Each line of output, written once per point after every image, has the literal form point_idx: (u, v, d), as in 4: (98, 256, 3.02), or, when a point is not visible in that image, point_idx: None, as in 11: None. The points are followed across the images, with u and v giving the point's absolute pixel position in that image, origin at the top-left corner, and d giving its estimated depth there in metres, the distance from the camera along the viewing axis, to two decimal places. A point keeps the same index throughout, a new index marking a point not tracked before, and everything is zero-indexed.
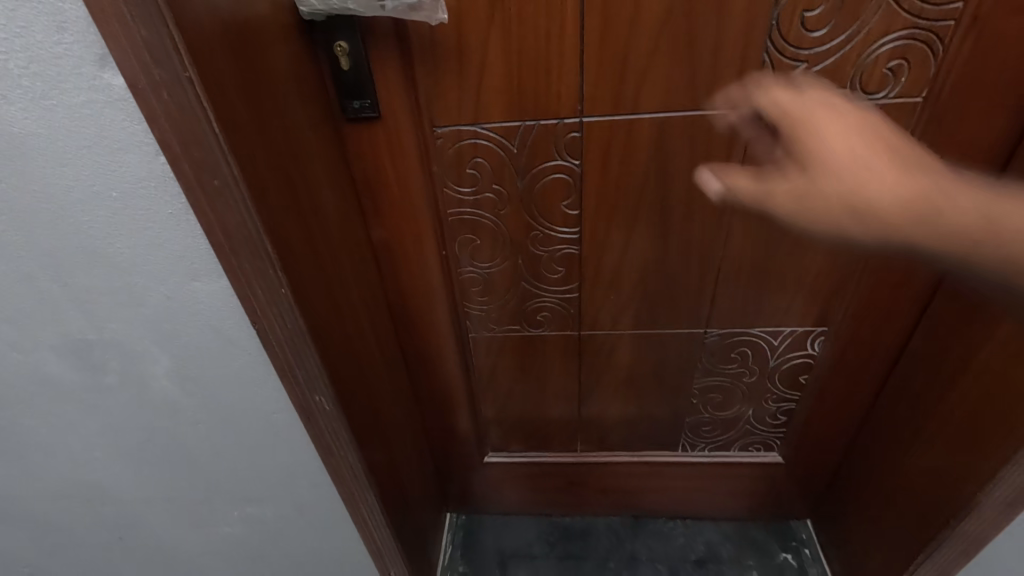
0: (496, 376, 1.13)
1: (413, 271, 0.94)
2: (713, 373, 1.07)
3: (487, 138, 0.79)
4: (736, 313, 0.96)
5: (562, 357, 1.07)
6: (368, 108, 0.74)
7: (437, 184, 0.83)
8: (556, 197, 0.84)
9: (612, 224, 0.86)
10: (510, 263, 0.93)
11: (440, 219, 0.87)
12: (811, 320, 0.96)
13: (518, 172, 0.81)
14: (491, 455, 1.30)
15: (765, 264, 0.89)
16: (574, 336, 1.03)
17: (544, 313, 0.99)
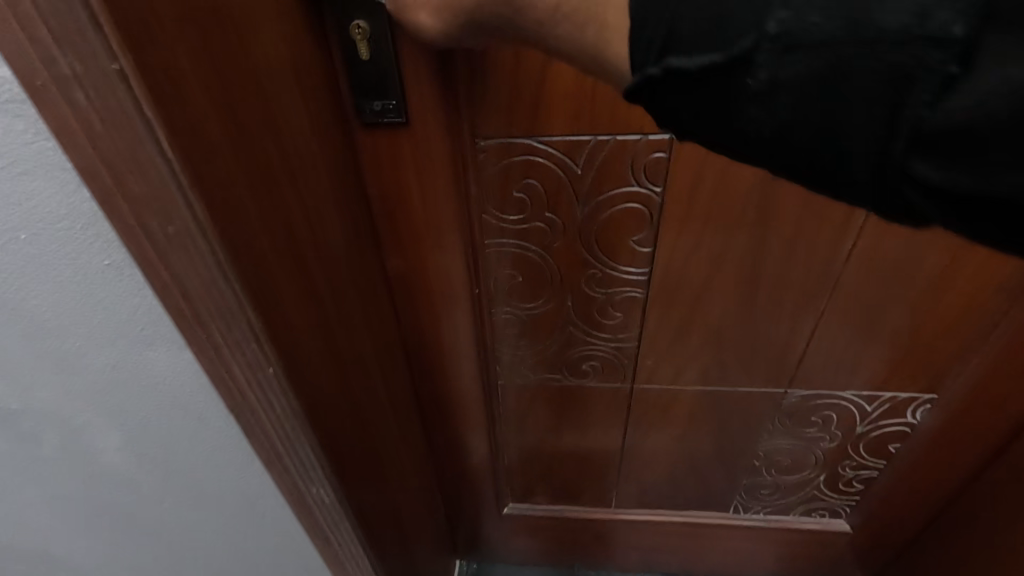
0: (526, 427, 0.96)
1: (437, 311, 0.75)
2: (785, 435, 0.90)
3: (544, 155, 0.61)
4: (828, 373, 0.79)
5: (606, 410, 0.91)
6: (392, 111, 0.56)
7: (474, 208, 0.65)
8: (625, 231, 0.66)
9: (691, 267, 0.69)
10: (557, 305, 0.75)
11: (476, 251, 0.69)
12: (918, 386, 0.79)
13: (580, 199, 0.64)
14: (510, 507, 1.13)
15: (875, 321, 0.72)
16: (623, 388, 0.86)
17: (593, 362, 0.82)
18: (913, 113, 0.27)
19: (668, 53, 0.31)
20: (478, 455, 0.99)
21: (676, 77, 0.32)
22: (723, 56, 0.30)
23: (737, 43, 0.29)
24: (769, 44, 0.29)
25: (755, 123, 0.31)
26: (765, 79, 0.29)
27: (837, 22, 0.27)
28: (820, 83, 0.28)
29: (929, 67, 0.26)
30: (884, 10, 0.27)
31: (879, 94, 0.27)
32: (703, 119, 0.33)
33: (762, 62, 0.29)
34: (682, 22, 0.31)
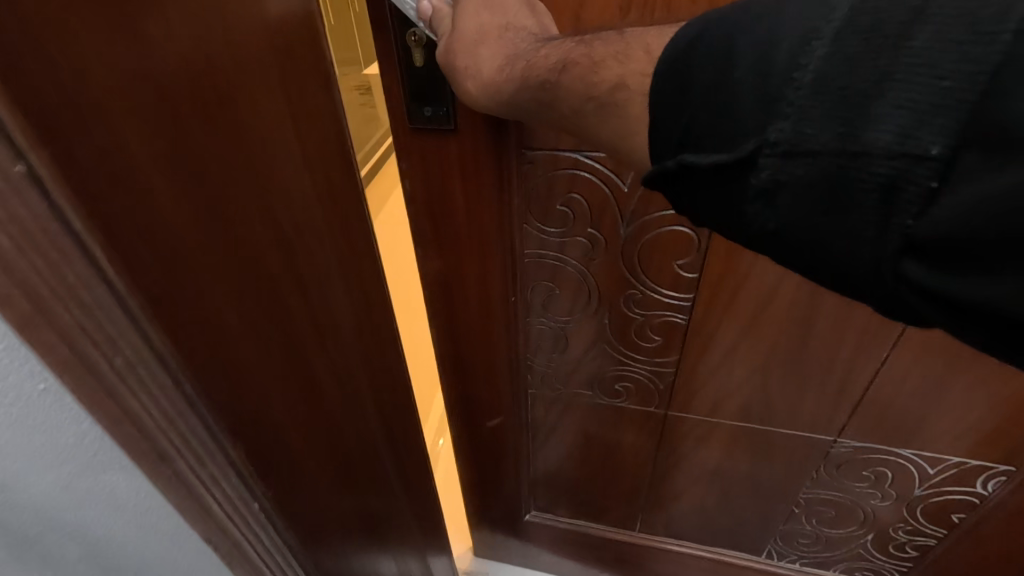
0: (553, 440, 0.95)
1: (472, 314, 0.76)
2: (830, 487, 0.84)
3: (589, 170, 0.59)
4: (884, 426, 0.73)
5: (637, 433, 0.88)
6: (442, 117, 0.57)
7: (516, 218, 0.65)
8: (668, 253, 0.63)
9: (738, 297, 0.65)
10: (593, 323, 0.73)
11: (514, 261, 0.68)
12: (991, 454, 0.71)
13: (624, 217, 0.62)
14: (531, 515, 1.12)
15: (943, 377, 0.66)
16: (655, 413, 0.83)
17: (624, 382, 0.80)
18: (899, 221, 0.29)
19: (689, 151, 0.37)
20: (504, 460, 0.98)
21: (693, 171, 0.37)
22: (733, 159, 0.34)
23: (744, 150, 0.34)
24: (770, 150, 0.33)
25: (760, 218, 0.35)
26: (767, 178, 0.33)
27: (828, 135, 0.31)
28: (813, 188, 0.32)
29: (914, 181, 0.29)
30: (874, 128, 0.29)
31: (869, 200, 0.30)
32: (716, 213, 0.37)
33: (765, 165, 0.33)
34: (693, 122, 0.36)
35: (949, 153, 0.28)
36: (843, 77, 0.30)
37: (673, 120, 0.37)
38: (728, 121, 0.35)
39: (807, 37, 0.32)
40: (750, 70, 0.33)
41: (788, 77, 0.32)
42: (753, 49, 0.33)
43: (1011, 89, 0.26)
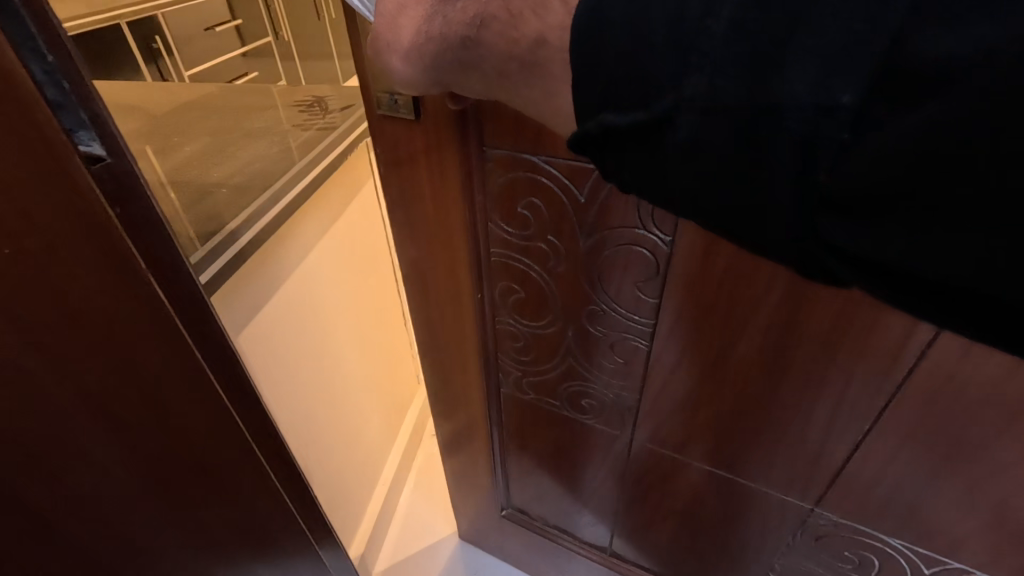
0: (525, 443, 0.94)
1: (441, 298, 0.76)
2: (808, 560, 0.75)
3: (547, 177, 0.57)
4: (869, 508, 0.63)
5: (604, 453, 0.84)
6: (405, 107, 0.57)
7: (479, 214, 0.64)
8: (627, 271, 0.60)
9: (701, 328, 0.59)
10: (558, 333, 0.71)
11: (479, 257, 0.68)
12: (1000, 569, 0.59)
13: (581, 229, 0.59)
14: (509, 513, 1.12)
15: (939, 469, 0.56)
16: (621, 435, 0.79)
17: (587, 399, 0.77)
18: (813, 177, 0.28)
19: (611, 112, 0.34)
20: (480, 450, 1.00)
21: (617, 133, 0.34)
22: (656, 118, 0.32)
23: (661, 107, 0.32)
24: (688, 108, 0.30)
25: (683, 178, 0.33)
26: (687, 137, 0.31)
27: (743, 91, 0.28)
28: (733, 149, 0.30)
29: (829, 136, 0.27)
30: (785, 82, 0.27)
31: (784, 159, 0.28)
32: (639, 174, 0.35)
33: (683, 124, 0.31)
34: (614, 84, 0.33)
35: (857, 104, 0.26)
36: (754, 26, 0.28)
37: (593, 81, 0.34)
38: (644, 78, 0.32)
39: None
40: (664, 19, 0.30)
41: (701, 28, 0.29)
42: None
43: (917, 35, 0.25)
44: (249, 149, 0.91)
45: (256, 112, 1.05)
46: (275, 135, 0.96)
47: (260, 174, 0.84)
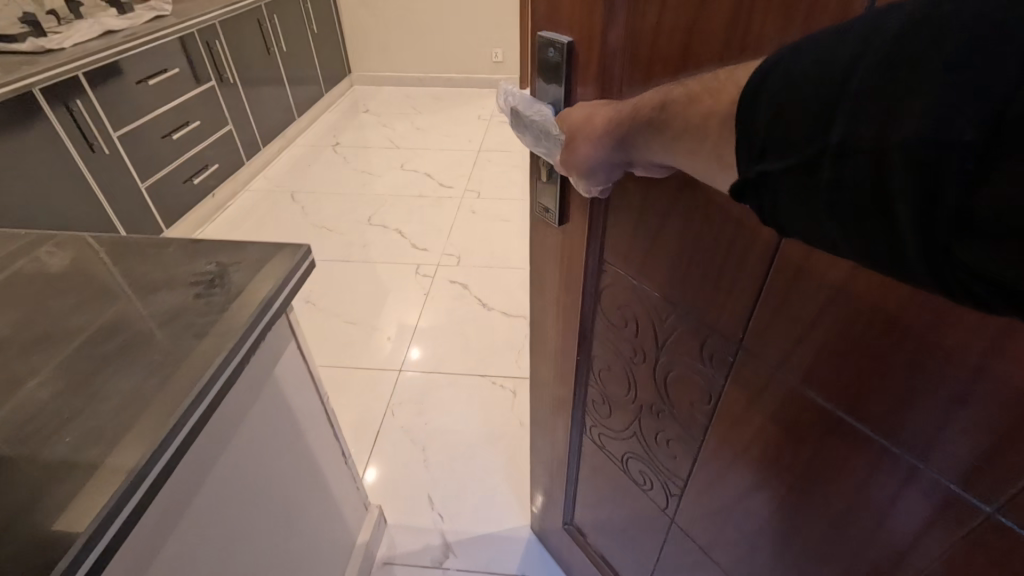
0: (601, 471, 0.84)
1: (548, 329, 0.76)
2: None
3: (639, 289, 0.57)
4: None
5: (694, 515, 0.68)
6: (551, 213, 0.61)
7: (595, 260, 0.61)
8: (686, 390, 0.59)
9: (743, 461, 0.55)
10: (649, 365, 0.62)
11: (591, 266, 0.62)
12: None
13: (660, 341, 0.58)
14: (568, 531, 1.02)
15: None
16: (698, 500, 0.66)
17: (636, 458, 0.74)
18: (962, 191, 0.22)
19: (761, 164, 0.30)
20: (560, 462, 0.94)
21: (770, 181, 0.29)
22: (801, 163, 0.27)
23: (811, 146, 0.27)
24: (838, 134, 0.25)
25: (846, 210, 0.26)
26: (837, 165, 0.25)
27: (873, 128, 0.24)
28: (869, 182, 0.24)
29: (984, 146, 0.21)
30: (924, 98, 0.22)
31: (952, 175, 0.22)
32: (804, 214, 0.28)
33: (830, 157, 0.26)
34: (767, 137, 0.29)
35: (985, 142, 0.21)
36: (889, 77, 0.23)
37: (745, 141, 0.30)
38: (789, 133, 0.28)
39: (857, 54, 0.25)
40: (805, 64, 0.27)
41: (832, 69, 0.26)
42: (801, 66, 0.27)
43: None
44: (143, 325, 0.56)
45: (124, 249, 0.66)
46: (162, 269, 0.63)
47: (161, 337, 0.55)
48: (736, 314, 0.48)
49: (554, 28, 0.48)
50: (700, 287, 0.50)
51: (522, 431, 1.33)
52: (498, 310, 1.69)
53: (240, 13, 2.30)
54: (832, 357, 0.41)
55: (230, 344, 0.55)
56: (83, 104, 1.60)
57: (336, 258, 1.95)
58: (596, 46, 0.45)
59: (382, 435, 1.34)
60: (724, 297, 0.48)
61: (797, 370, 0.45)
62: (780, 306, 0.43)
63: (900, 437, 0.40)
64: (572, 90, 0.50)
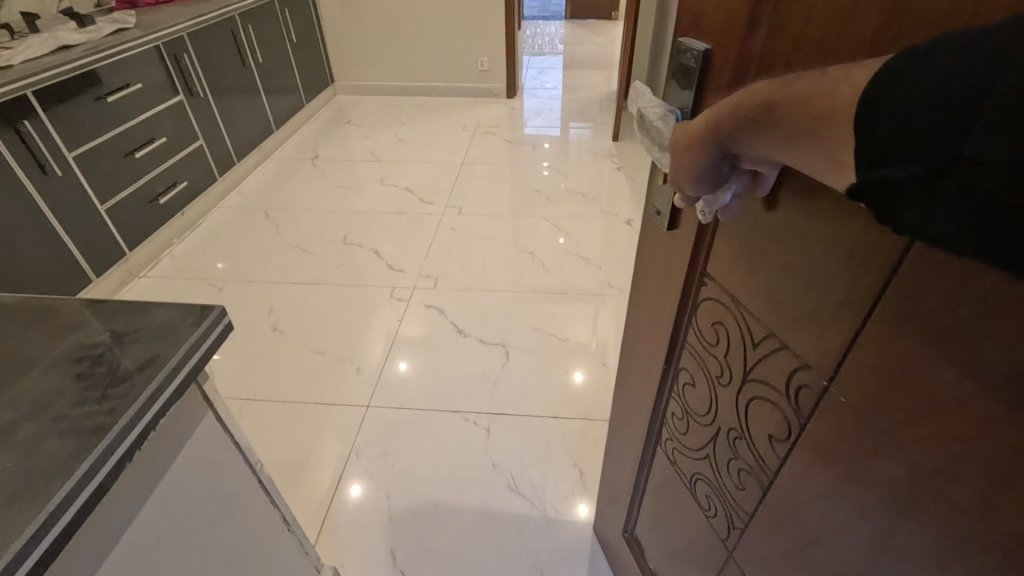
0: (666, 488, 0.78)
1: (641, 333, 0.71)
2: None
3: (735, 307, 0.50)
4: None
5: (754, 556, 0.60)
6: (662, 217, 0.55)
7: (697, 273, 0.54)
8: (766, 419, 0.51)
9: (807, 507, 0.48)
10: (736, 388, 0.55)
11: (690, 276, 0.55)
12: None
13: (749, 364, 0.51)
14: (627, 542, 0.97)
15: None
16: (757, 539, 0.58)
17: (705, 482, 0.67)
18: None
19: (875, 172, 0.27)
20: (626, 471, 0.89)
21: (890, 190, 0.26)
22: (917, 176, 0.25)
23: (937, 156, 0.24)
24: (972, 147, 0.23)
25: (976, 225, 0.24)
26: (968, 178, 0.23)
27: (1012, 136, 0.21)
28: (1004, 199, 0.22)
29: None
30: None
31: None
32: (926, 230, 0.26)
33: (961, 171, 0.23)
34: (882, 144, 0.26)
35: None
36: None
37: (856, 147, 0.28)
38: (905, 143, 0.25)
39: (994, 63, 0.22)
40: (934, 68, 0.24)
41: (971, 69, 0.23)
42: (927, 66, 0.24)
43: None
44: (12, 413, 0.48)
45: (27, 313, 0.59)
46: (57, 339, 0.55)
47: (26, 429, 0.47)
48: (833, 347, 0.40)
49: (695, 34, 0.42)
50: (802, 312, 0.42)
51: (494, 474, 1.25)
52: (475, 338, 1.61)
53: (210, 24, 2.22)
54: (938, 413, 0.33)
55: (105, 445, 0.46)
56: (31, 124, 1.51)
57: (306, 281, 1.86)
58: (731, 50, 0.39)
59: (344, 482, 1.25)
60: (825, 328, 0.41)
61: (886, 420, 0.37)
62: (883, 346, 0.36)
63: (987, 520, 0.32)
64: (701, 100, 0.44)
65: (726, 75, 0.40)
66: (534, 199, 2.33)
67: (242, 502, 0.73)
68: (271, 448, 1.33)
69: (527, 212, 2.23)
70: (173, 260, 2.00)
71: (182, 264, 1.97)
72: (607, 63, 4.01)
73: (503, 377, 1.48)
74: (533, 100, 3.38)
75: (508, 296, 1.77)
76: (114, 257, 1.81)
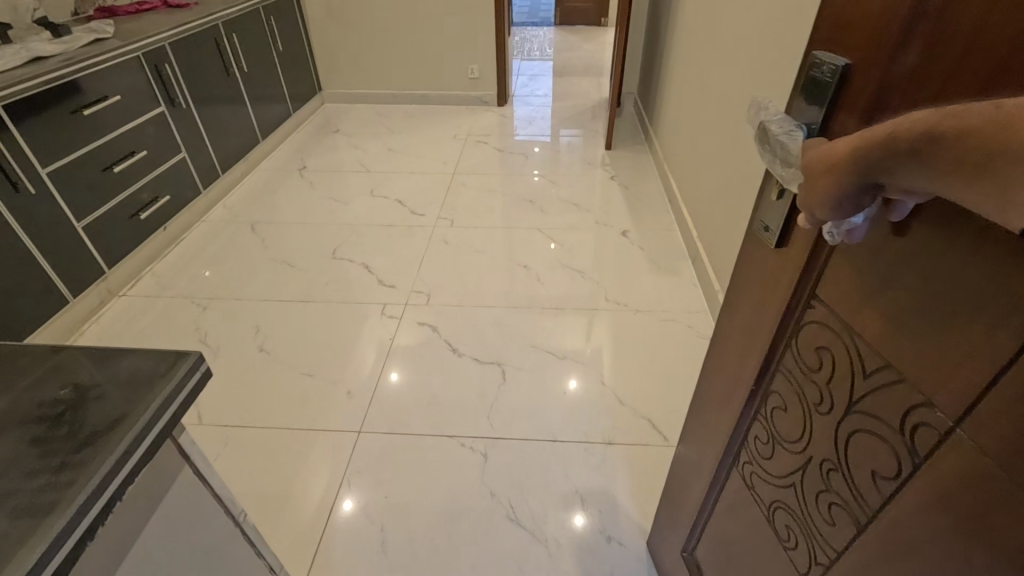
0: (738, 513, 0.73)
1: (732, 350, 0.66)
2: None
3: (846, 334, 0.46)
4: None
5: None
6: (771, 233, 0.52)
7: (804, 293, 0.50)
8: (869, 455, 0.47)
9: (909, 557, 0.43)
10: (835, 418, 0.50)
11: (796, 295, 0.51)
12: None
13: (856, 395, 0.47)
14: (686, 560, 0.92)
15: None
16: None
17: (785, 511, 0.62)
18: None
19: None
20: (694, 490, 0.84)
21: None
22: None
23: None
24: None
25: None
26: None
27: None
28: None
29: None
30: None
31: None
32: None
33: None
34: None
35: None
36: None
37: None
38: None
39: None
40: None
41: None
42: None
43: None
44: None
45: None
46: (17, 394, 0.50)
47: None
48: (969, 387, 0.35)
49: (834, 50, 0.41)
50: (931, 346, 0.38)
51: (492, 502, 1.21)
52: (470, 356, 1.56)
53: (194, 33, 2.16)
54: None
55: (59, 527, 0.41)
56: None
57: (294, 298, 1.80)
58: (877, 70, 0.37)
59: (336, 513, 1.19)
60: (955, 366, 0.36)
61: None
62: None
63: None
64: (834, 118, 0.41)
65: (866, 95, 0.38)
66: (528, 209, 2.29)
67: (223, 558, 0.67)
68: (255, 477, 1.27)
69: (519, 223, 2.19)
70: (155, 277, 1.93)
71: (164, 281, 1.91)
72: (597, 70, 3.99)
73: (500, 399, 1.44)
74: (523, 108, 3.35)
75: (503, 312, 1.72)
76: (92, 276, 1.74)
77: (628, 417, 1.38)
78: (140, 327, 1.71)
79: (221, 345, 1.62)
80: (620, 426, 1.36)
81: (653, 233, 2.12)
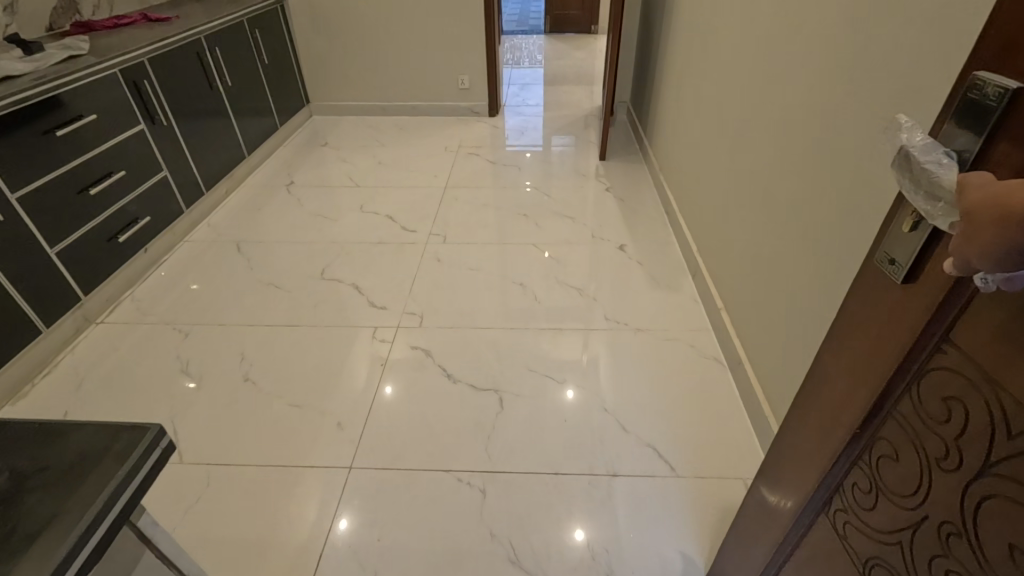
0: (823, 566, 0.66)
1: (831, 389, 0.60)
2: None
3: (989, 390, 0.41)
4: None
5: None
6: (896, 267, 0.46)
7: (934, 337, 0.45)
8: (1005, 524, 0.41)
9: None
10: (962, 478, 0.44)
11: (923, 338, 0.45)
12: None
13: (993, 456, 0.41)
14: None
15: None
16: None
17: (884, 570, 0.55)
18: None
19: None
20: (769, 533, 0.77)
21: None
22: None
23: None
24: None
25: None
26: None
27: None
28: None
29: None
30: None
31: None
32: None
33: None
34: None
35: None
36: None
37: None
38: None
39: None
40: None
41: None
42: None
43: None
44: None
45: None
46: None
47: None
48: None
49: (999, 72, 0.36)
50: None
51: (492, 543, 1.14)
52: (467, 382, 1.50)
53: (173, 49, 2.09)
54: None
55: None
56: None
57: (282, 322, 1.73)
58: None
59: (324, 560, 1.12)
60: None
61: None
62: None
63: None
64: (996, 147, 0.36)
65: None
66: (523, 223, 2.23)
67: None
68: (239, 521, 1.19)
69: (513, 238, 2.14)
70: (134, 302, 1.85)
71: (145, 307, 1.83)
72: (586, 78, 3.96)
73: (497, 428, 1.37)
74: (516, 117, 3.30)
75: (500, 333, 1.66)
76: (68, 304, 1.66)
77: (633, 445, 1.32)
78: (119, 357, 1.63)
79: (204, 375, 1.55)
80: (624, 456, 1.30)
81: (652, 246, 2.07)
